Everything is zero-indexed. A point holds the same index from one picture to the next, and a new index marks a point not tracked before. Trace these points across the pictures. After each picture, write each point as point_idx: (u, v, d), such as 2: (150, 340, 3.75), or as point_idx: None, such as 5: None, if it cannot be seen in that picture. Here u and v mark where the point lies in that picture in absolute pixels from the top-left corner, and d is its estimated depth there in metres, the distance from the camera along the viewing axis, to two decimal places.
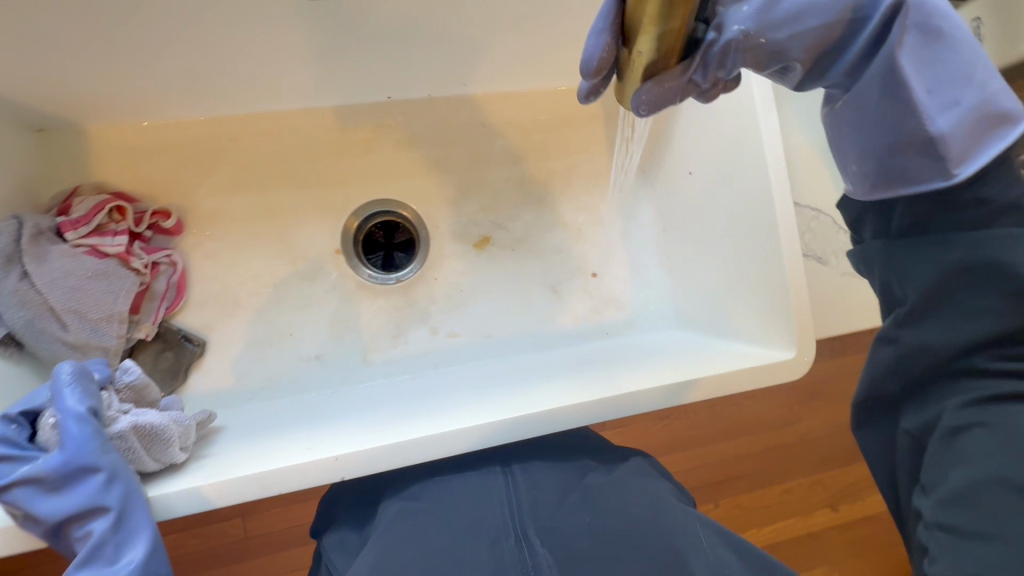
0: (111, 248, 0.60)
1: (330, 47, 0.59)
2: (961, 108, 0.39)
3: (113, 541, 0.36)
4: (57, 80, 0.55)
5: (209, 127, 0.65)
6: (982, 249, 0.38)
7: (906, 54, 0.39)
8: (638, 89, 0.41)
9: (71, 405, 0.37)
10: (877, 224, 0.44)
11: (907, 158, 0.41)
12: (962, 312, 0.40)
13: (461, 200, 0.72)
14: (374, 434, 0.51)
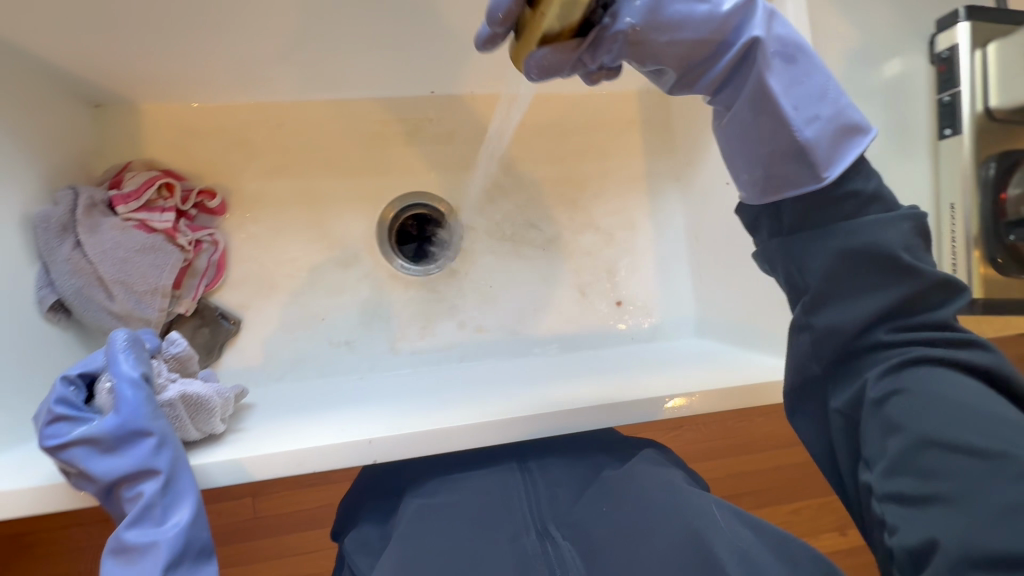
0: (159, 224, 0.61)
1: (382, 40, 0.60)
2: (824, 120, 0.38)
3: (161, 504, 0.38)
4: (118, 58, 0.56)
5: (257, 112, 0.67)
6: (867, 229, 0.36)
7: (772, 74, 0.38)
8: (531, 52, 0.37)
9: (126, 370, 0.39)
10: (771, 222, 0.40)
11: (781, 167, 0.39)
12: (862, 284, 0.37)
13: (496, 197, 0.73)
14: (404, 421, 0.52)
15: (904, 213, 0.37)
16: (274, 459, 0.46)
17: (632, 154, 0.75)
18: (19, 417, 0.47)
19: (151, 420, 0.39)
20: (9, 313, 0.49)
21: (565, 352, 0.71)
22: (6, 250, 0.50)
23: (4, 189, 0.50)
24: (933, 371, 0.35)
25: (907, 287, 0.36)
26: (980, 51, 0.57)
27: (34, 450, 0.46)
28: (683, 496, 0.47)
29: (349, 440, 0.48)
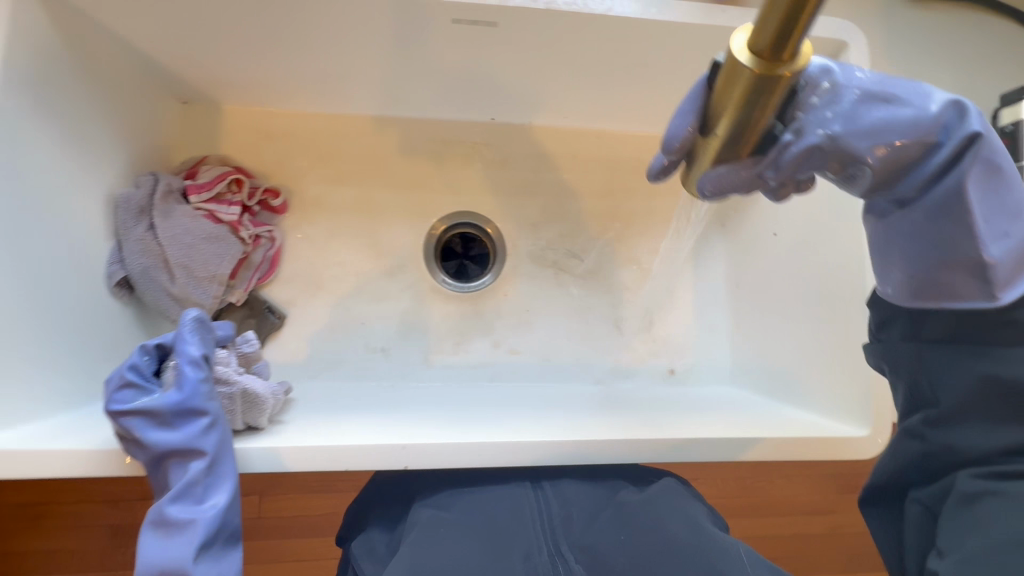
0: (226, 216, 0.64)
1: (454, 71, 0.63)
2: (1013, 240, 0.38)
3: (203, 482, 0.40)
4: (206, 61, 0.60)
5: (327, 122, 0.71)
6: (1012, 364, 0.37)
7: (971, 184, 0.39)
8: (706, 173, 0.41)
9: (193, 350, 0.41)
10: (905, 330, 0.43)
11: (953, 275, 0.40)
12: (988, 413, 0.39)
13: (542, 224, 0.74)
14: (434, 432, 0.52)
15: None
16: (309, 456, 0.47)
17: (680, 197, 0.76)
18: (62, 387, 0.49)
19: (206, 401, 0.40)
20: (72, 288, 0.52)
21: (596, 384, 0.71)
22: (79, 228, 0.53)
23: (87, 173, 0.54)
24: None
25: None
26: None
27: (80, 416, 0.49)
28: (706, 537, 0.47)
29: (382, 445, 0.49)
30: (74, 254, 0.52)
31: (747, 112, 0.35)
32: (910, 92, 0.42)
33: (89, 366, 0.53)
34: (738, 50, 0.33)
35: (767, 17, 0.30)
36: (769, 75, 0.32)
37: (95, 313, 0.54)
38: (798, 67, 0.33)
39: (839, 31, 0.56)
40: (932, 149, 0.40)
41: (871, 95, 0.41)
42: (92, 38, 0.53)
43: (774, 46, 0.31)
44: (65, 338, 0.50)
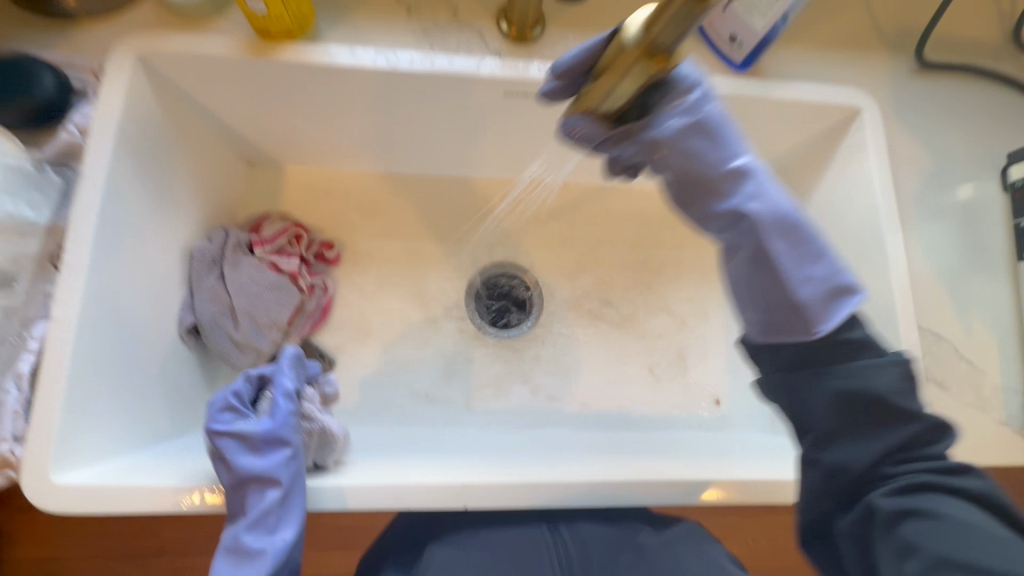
0: (287, 266, 0.67)
1: (499, 139, 0.69)
2: (817, 281, 0.41)
3: (275, 512, 0.44)
4: (276, 130, 0.66)
5: (377, 181, 0.76)
6: (856, 376, 0.39)
7: (773, 231, 0.42)
8: (570, 116, 0.42)
9: (286, 383, 0.48)
10: (767, 359, 0.42)
11: (778, 313, 0.41)
12: (865, 430, 0.40)
13: (577, 275, 0.78)
14: (486, 471, 0.54)
15: (889, 356, 0.40)
16: (372, 496, 0.49)
17: (708, 248, 0.80)
18: (131, 433, 0.52)
19: (293, 433, 0.47)
20: (141, 334, 0.55)
21: (636, 430, 0.72)
22: (153, 278, 0.57)
23: (166, 229, 0.58)
24: (940, 497, 0.38)
25: (899, 426, 0.40)
26: None
27: (148, 457, 0.52)
28: None
29: (441, 485, 0.51)
30: (149, 303, 0.56)
31: (618, 88, 0.37)
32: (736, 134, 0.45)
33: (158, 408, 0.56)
34: (635, 23, 0.33)
35: (666, 7, 0.31)
36: (647, 65, 0.34)
37: (159, 358, 0.57)
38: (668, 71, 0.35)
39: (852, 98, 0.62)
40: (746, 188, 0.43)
41: (711, 119, 0.43)
42: (184, 111, 0.59)
43: (660, 40, 0.33)
44: (137, 382, 0.54)
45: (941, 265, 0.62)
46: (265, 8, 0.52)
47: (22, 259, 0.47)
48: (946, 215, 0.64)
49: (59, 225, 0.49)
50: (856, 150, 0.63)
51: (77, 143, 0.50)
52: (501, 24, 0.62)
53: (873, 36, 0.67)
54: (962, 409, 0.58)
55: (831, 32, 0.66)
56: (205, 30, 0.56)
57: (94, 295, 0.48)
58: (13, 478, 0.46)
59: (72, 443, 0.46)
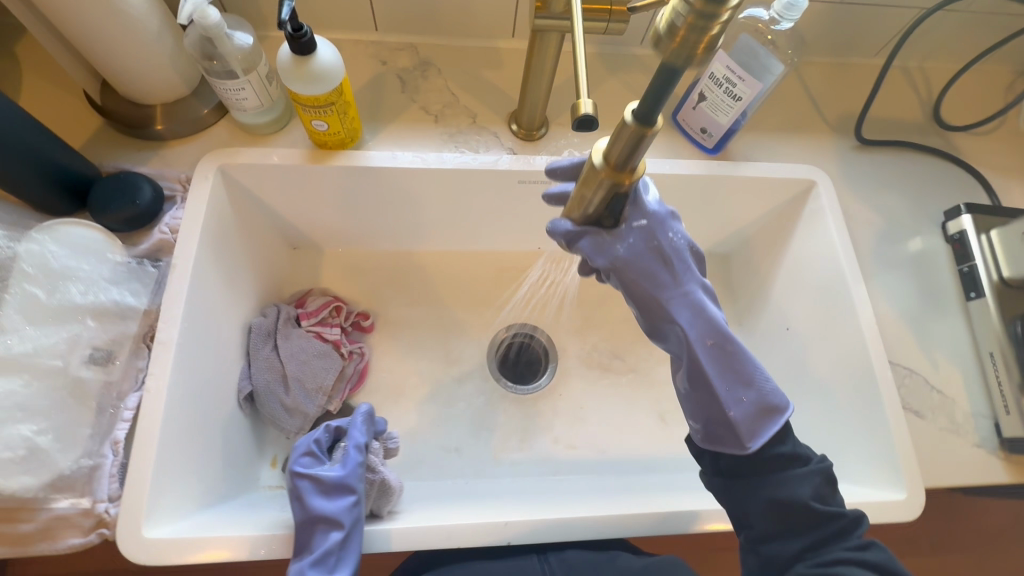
0: (330, 335, 0.75)
1: (512, 219, 0.80)
2: (746, 403, 0.53)
3: (336, 553, 0.53)
4: (321, 219, 0.77)
5: (405, 257, 0.86)
6: (783, 485, 0.51)
7: (712, 363, 0.54)
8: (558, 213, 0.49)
9: (358, 437, 0.60)
10: (711, 465, 0.55)
11: (717, 426, 0.54)
12: (786, 525, 0.51)
13: (587, 331, 0.86)
14: (523, 512, 0.60)
15: (814, 466, 0.52)
16: (425, 534, 0.55)
17: None
18: (197, 493, 0.57)
19: (354, 482, 0.57)
20: (209, 401, 0.62)
21: (651, 472, 0.77)
22: (220, 351, 0.64)
23: (231, 308, 0.67)
24: (851, 571, 0.47)
25: (821, 522, 0.50)
26: (985, 236, 0.71)
27: (214, 514, 0.57)
28: None
29: (485, 524, 0.57)
30: (216, 373, 0.64)
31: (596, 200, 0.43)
32: (688, 267, 0.55)
33: (219, 469, 0.62)
34: (597, 153, 0.40)
35: (614, 142, 0.38)
36: (613, 182, 0.40)
37: (220, 423, 0.63)
38: (635, 184, 0.41)
39: (809, 174, 0.74)
40: (696, 318, 0.54)
41: (665, 253, 0.54)
42: (248, 208, 0.70)
43: (618, 163, 0.39)
44: (206, 445, 0.60)
45: (901, 309, 0.72)
46: (327, 126, 0.63)
47: (122, 338, 0.55)
48: (900, 265, 0.75)
49: (153, 309, 0.57)
50: (816, 215, 0.74)
51: (168, 240, 0.60)
52: (512, 126, 0.74)
53: (819, 122, 0.81)
54: (939, 433, 0.66)
55: (783, 121, 0.80)
56: (272, 145, 0.69)
57: (179, 367, 0.56)
58: (104, 535, 0.51)
59: (159, 500, 0.52)
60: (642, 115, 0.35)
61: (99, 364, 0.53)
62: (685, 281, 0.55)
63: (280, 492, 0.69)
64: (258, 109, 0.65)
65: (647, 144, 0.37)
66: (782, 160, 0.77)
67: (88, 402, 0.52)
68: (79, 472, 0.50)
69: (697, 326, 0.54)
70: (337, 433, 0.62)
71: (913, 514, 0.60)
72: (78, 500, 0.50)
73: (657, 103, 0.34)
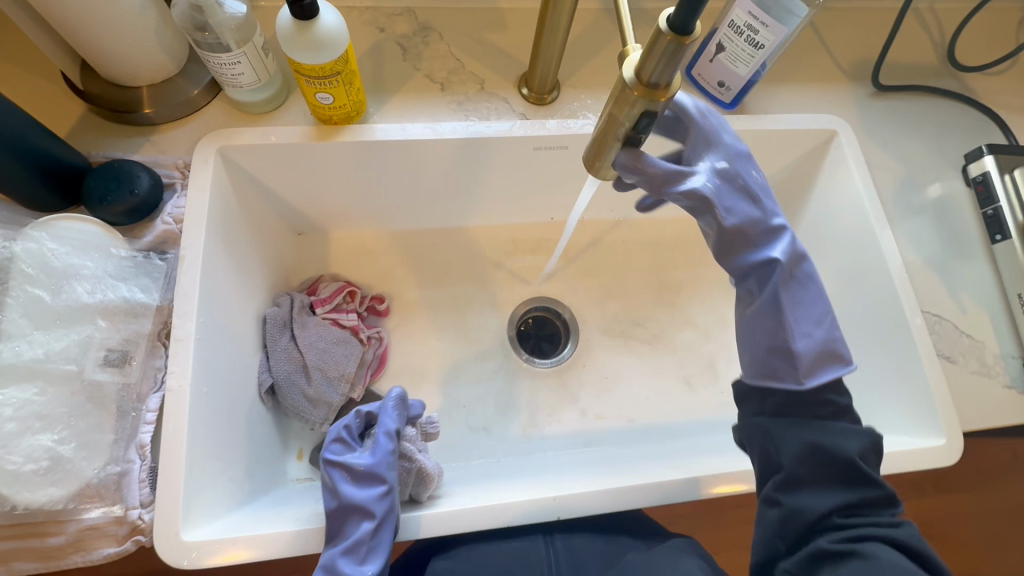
0: (347, 322, 0.72)
1: (526, 189, 0.77)
2: (814, 340, 0.49)
3: (367, 543, 0.51)
4: (327, 199, 0.73)
5: (416, 236, 0.83)
6: (829, 433, 0.48)
7: (785, 293, 0.50)
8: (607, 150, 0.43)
9: (388, 424, 0.57)
10: (755, 405, 0.52)
11: (775, 359, 0.50)
12: (822, 481, 0.48)
13: (607, 301, 0.84)
14: (566, 484, 0.59)
15: (866, 427, 0.49)
16: (475, 514, 0.55)
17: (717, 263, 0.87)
18: (227, 489, 0.55)
19: (388, 472, 0.54)
20: (231, 397, 0.59)
21: (681, 437, 0.77)
22: (236, 344, 0.62)
23: (244, 299, 0.64)
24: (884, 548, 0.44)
25: (861, 483, 0.47)
26: (1009, 175, 0.70)
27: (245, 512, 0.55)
28: None
29: (536, 502, 0.56)
30: (236, 368, 0.61)
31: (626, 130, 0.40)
32: (769, 204, 0.52)
33: (247, 467, 0.60)
34: (629, 68, 0.37)
35: (648, 56, 0.35)
36: (645, 102, 0.37)
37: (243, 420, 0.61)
38: (670, 101, 0.38)
39: (829, 124, 0.73)
40: (778, 249, 0.50)
41: (751, 190, 0.52)
42: (250, 192, 0.67)
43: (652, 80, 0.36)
44: (233, 442, 0.58)
45: (924, 255, 0.71)
46: (333, 99, 0.59)
47: (137, 337, 0.52)
48: (921, 212, 0.74)
49: (166, 304, 0.54)
50: (839, 166, 0.73)
51: (173, 231, 0.57)
52: (522, 90, 0.71)
53: (834, 70, 0.78)
54: (971, 376, 0.66)
55: (799, 71, 0.77)
56: (271, 124, 0.64)
57: (200, 362, 0.53)
58: (140, 542, 0.49)
59: (194, 503, 0.49)
60: (676, 23, 0.32)
61: (115, 365, 0.50)
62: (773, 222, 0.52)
63: (311, 484, 0.68)
64: (255, 85, 0.61)
65: (684, 56, 0.35)
66: (801, 112, 0.75)
67: (107, 406, 0.49)
68: (107, 480, 0.48)
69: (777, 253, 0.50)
70: (371, 418, 0.60)
71: (954, 459, 0.60)
72: (109, 508, 0.48)
73: (694, 6, 0.31)
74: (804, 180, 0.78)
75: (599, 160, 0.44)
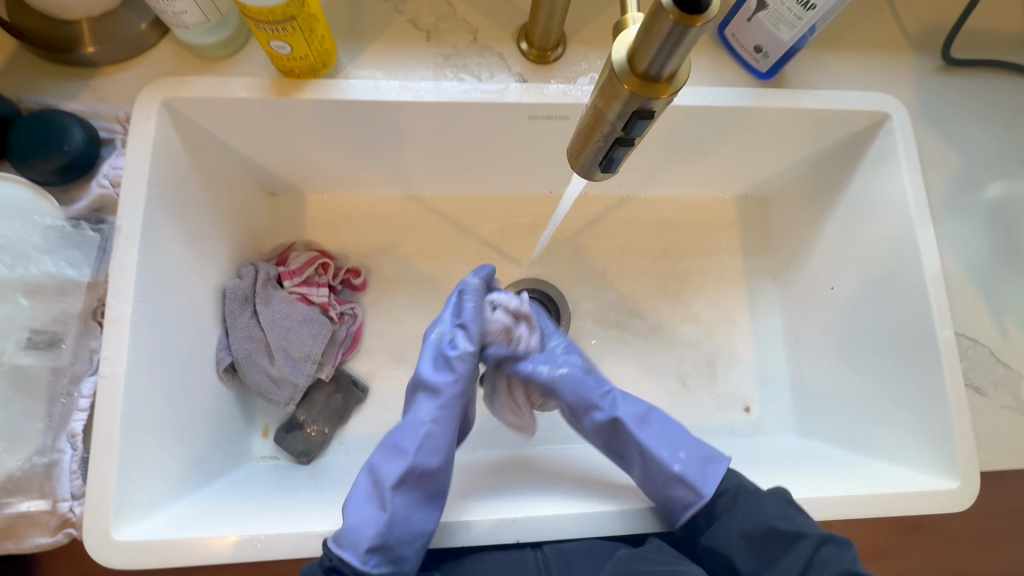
0: (317, 298, 0.67)
1: (520, 159, 0.68)
2: (686, 459, 0.55)
3: (425, 422, 0.53)
4: (297, 160, 0.66)
5: (399, 203, 0.75)
6: (744, 517, 0.51)
7: (641, 429, 0.57)
8: (598, 152, 0.34)
9: (466, 309, 0.58)
10: (687, 533, 0.54)
11: (672, 490, 0.54)
12: (777, 559, 0.50)
13: (605, 287, 0.77)
14: (536, 497, 0.54)
15: (761, 490, 0.53)
16: (431, 529, 0.51)
17: (732, 252, 0.78)
18: (176, 475, 0.52)
19: (460, 361, 0.56)
20: (180, 380, 0.55)
21: None
22: (189, 323, 0.57)
23: (199, 271, 0.59)
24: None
25: (800, 543, 0.49)
26: None
27: (196, 498, 0.53)
28: None
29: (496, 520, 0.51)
30: (188, 347, 0.56)
31: (613, 129, 0.32)
32: (598, 373, 0.62)
33: (202, 449, 0.57)
34: (619, 56, 0.30)
35: (644, 45, 0.28)
36: (638, 100, 0.30)
37: (197, 402, 0.57)
38: (672, 99, 0.31)
39: (881, 105, 0.62)
40: (625, 400, 0.59)
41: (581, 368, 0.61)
42: (207, 148, 0.59)
43: (649, 75, 0.29)
44: (184, 426, 0.55)
45: (971, 267, 0.62)
46: (290, 49, 0.51)
47: (66, 317, 0.47)
48: (975, 216, 0.64)
49: (100, 281, 0.49)
50: (886, 157, 0.63)
51: (110, 195, 0.51)
52: (521, 45, 0.60)
53: (897, 36, 0.66)
54: (1000, 411, 0.59)
55: (855, 37, 0.65)
56: (227, 73, 0.56)
57: (139, 347, 0.49)
58: (74, 534, 0.47)
59: (129, 497, 0.46)
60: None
61: (43, 348, 0.46)
62: (605, 395, 0.60)
63: (275, 463, 0.65)
64: (203, 26, 0.52)
65: (690, 45, 0.27)
66: (851, 88, 0.63)
67: (33, 394, 0.45)
68: (34, 471, 0.45)
69: (622, 401, 0.59)
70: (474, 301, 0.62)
71: (968, 504, 0.54)
72: (38, 501, 0.45)
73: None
74: (843, 170, 0.67)
75: (583, 164, 0.37)
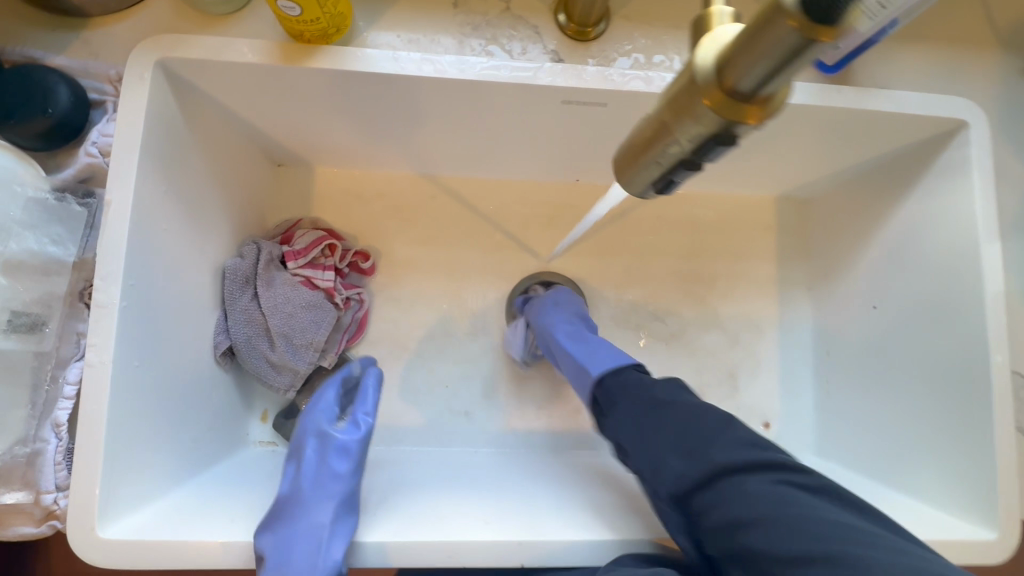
0: (322, 282, 0.63)
1: (548, 146, 0.62)
2: (588, 355, 0.57)
3: (307, 535, 0.47)
4: (306, 131, 0.60)
5: (414, 182, 0.70)
6: (643, 391, 0.50)
7: (561, 331, 0.61)
8: (657, 170, 0.30)
9: (325, 408, 0.54)
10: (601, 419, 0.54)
11: (577, 377, 0.58)
12: (654, 432, 0.47)
13: (627, 286, 0.72)
14: (538, 512, 0.50)
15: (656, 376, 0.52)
16: (417, 551, 0.45)
17: (765, 259, 0.74)
18: (165, 467, 0.50)
19: (362, 451, 0.52)
20: (172, 367, 0.52)
21: None
22: (186, 305, 0.54)
23: (200, 251, 0.55)
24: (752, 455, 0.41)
25: (686, 417, 0.46)
26: None
27: (188, 492, 0.51)
28: None
29: (498, 541, 0.46)
30: (182, 330, 0.53)
31: (680, 148, 0.28)
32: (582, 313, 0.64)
33: (195, 437, 0.54)
34: (704, 59, 0.25)
35: (744, 54, 0.23)
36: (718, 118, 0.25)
37: (191, 388, 0.54)
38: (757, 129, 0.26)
39: (958, 109, 0.55)
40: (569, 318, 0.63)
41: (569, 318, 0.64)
42: (206, 114, 0.54)
43: (739, 91, 0.24)
44: (174, 413, 0.52)
45: None
46: (300, 10, 0.45)
47: (51, 299, 0.44)
48: None
49: (88, 259, 0.46)
50: (953, 169, 0.56)
51: (99, 165, 0.47)
52: (559, 17, 0.53)
53: (984, 31, 0.58)
54: None
55: (936, 29, 0.57)
56: (229, 34, 0.50)
57: (128, 334, 0.45)
58: (58, 526, 0.45)
59: (115, 492, 0.44)
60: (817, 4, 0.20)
61: (25, 332, 0.43)
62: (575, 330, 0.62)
63: (273, 449, 0.64)
64: None
65: (801, 66, 0.22)
66: (924, 89, 0.56)
67: (15, 381, 0.43)
68: (16, 462, 0.43)
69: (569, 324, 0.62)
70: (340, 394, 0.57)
71: (1005, 557, 0.50)
72: (25, 492, 0.44)
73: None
74: (901, 179, 0.61)
75: (631, 178, 0.32)
